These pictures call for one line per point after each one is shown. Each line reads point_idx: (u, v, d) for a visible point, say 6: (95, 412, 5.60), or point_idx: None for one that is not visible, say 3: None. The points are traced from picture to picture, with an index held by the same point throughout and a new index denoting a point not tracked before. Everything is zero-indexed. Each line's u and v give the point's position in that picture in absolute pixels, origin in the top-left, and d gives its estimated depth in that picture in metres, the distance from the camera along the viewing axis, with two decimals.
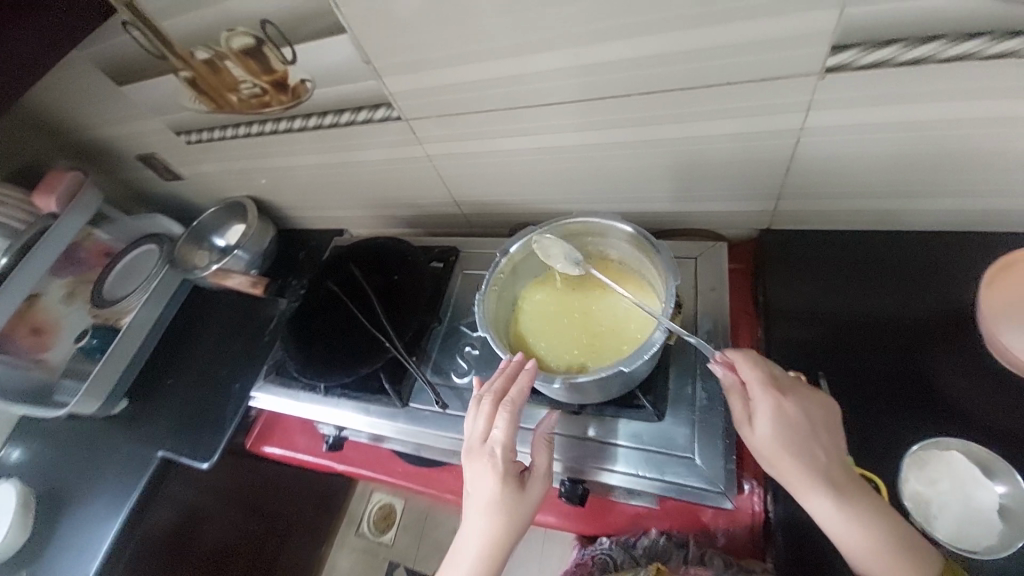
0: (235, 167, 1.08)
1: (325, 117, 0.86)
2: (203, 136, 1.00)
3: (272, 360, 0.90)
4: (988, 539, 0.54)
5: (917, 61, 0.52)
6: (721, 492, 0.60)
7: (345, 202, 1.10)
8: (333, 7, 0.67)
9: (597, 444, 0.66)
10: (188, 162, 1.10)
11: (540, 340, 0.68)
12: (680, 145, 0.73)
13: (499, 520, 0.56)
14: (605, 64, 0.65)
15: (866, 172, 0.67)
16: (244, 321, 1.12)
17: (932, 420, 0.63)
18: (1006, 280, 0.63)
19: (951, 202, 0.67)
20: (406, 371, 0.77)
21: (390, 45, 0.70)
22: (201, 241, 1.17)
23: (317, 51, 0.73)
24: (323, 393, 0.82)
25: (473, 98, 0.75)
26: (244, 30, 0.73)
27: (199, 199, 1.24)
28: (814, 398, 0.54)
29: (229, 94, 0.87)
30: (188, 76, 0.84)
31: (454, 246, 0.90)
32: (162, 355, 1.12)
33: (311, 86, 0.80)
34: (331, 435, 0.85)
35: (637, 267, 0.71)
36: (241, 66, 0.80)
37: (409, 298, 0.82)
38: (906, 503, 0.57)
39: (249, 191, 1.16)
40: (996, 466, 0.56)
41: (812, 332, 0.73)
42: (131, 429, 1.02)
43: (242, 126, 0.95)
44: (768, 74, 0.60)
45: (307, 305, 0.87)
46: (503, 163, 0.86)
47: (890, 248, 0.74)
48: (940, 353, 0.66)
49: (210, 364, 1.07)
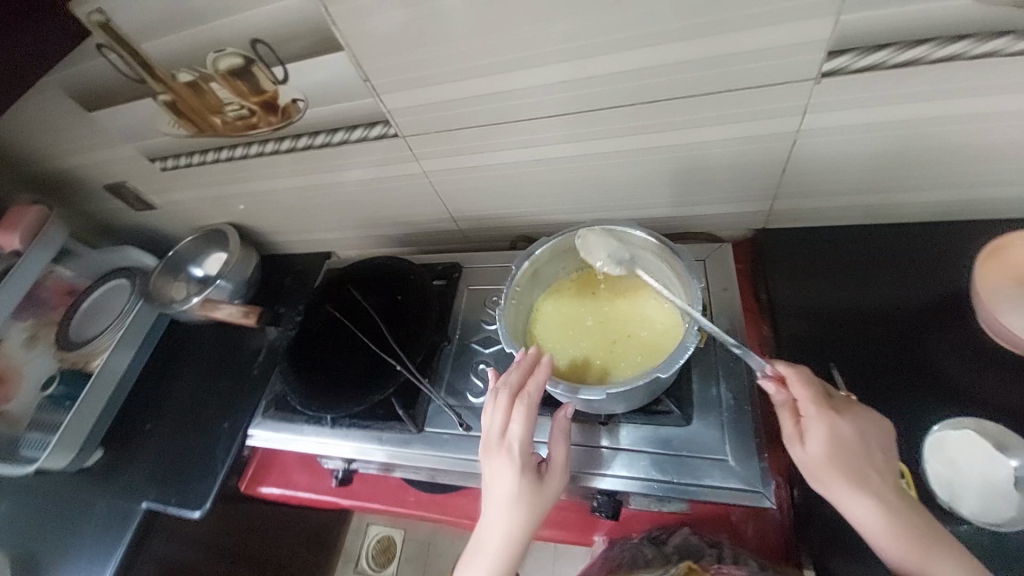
0: (216, 193, 1.03)
1: (317, 137, 0.83)
2: (181, 161, 0.95)
3: (270, 396, 0.86)
4: (1010, 510, 0.55)
5: (910, 62, 0.56)
6: (760, 492, 0.60)
7: (334, 225, 1.06)
8: (330, 25, 0.66)
9: (628, 454, 0.66)
10: (162, 190, 1.05)
11: (565, 351, 0.67)
12: (679, 151, 0.75)
13: (519, 515, 0.55)
14: (608, 75, 0.66)
15: (857, 169, 0.70)
16: (226, 354, 1.05)
17: (945, 403, 0.65)
18: (997, 261, 0.67)
19: (933, 195, 0.72)
20: (418, 394, 0.75)
21: (389, 62, 0.69)
22: (178, 272, 1.11)
23: (312, 69, 0.72)
24: (330, 425, 0.77)
25: (474, 112, 0.75)
26: (233, 51, 0.71)
27: (173, 229, 1.17)
28: (868, 417, 0.54)
29: (212, 117, 0.83)
30: (168, 99, 0.81)
31: (456, 261, 0.88)
32: (137, 399, 1.04)
33: (303, 106, 0.78)
34: (340, 469, 0.81)
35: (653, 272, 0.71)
36: (227, 87, 0.77)
37: (416, 318, 0.79)
38: (932, 484, 0.59)
39: (230, 217, 1.11)
40: (1011, 441, 0.59)
41: (821, 326, 0.75)
42: (108, 481, 0.93)
43: (223, 150, 0.91)
44: (765, 81, 0.62)
45: (305, 334, 0.84)
46: (502, 177, 0.86)
47: (880, 241, 0.78)
48: (943, 338, 0.69)
49: (194, 404, 1.00)
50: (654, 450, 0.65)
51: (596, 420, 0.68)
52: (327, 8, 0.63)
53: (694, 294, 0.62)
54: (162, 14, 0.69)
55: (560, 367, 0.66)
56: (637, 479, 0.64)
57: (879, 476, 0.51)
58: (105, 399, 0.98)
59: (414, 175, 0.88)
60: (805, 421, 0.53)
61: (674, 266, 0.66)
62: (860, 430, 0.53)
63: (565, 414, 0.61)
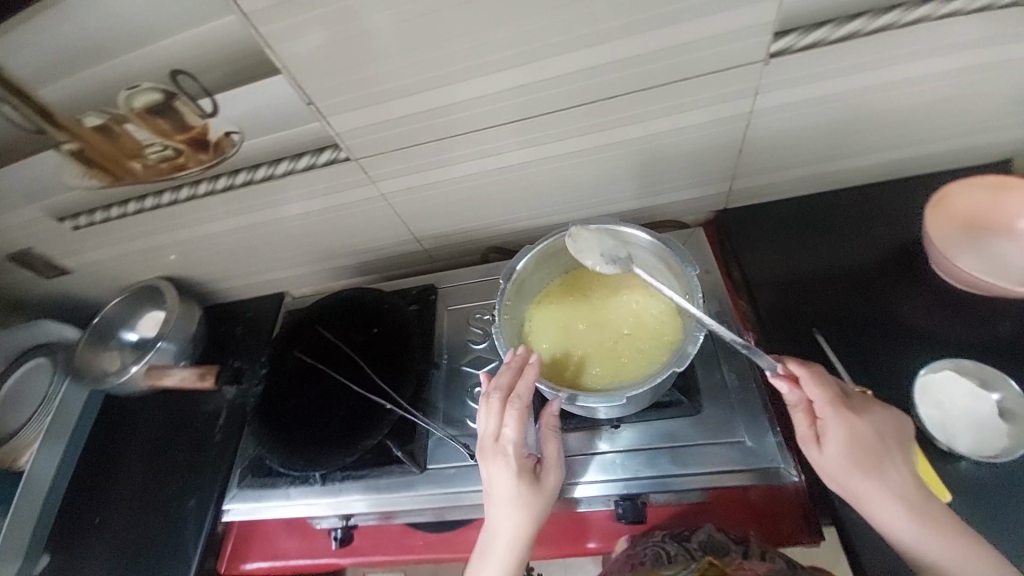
0: (143, 247, 0.92)
1: (258, 170, 0.76)
2: (97, 217, 0.84)
3: (246, 462, 0.78)
4: (1001, 442, 0.60)
5: (847, 37, 0.61)
6: (783, 467, 0.60)
7: (285, 265, 0.97)
8: (264, 47, 0.60)
9: (647, 453, 0.65)
10: (78, 251, 0.92)
11: (570, 359, 0.65)
12: (643, 143, 0.75)
13: (520, 516, 0.57)
14: (568, 75, 0.65)
15: (803, 141, 0.75)
16: (181, 422, 0.93)
17: (919, 351, 0.69)
18: (938, 214, 0.73)
19: (870, 158, 0.79)
20: (414, 430, 0.70)
21: (336, 81, 0.64)
22: (109, 340, 0.98)
23: (246, 97, 0.65)
24: (320, 482, 0.70)
25: (433, 125, 0.71)
26: (150, 85, 0.64)
27: (95, 293, 1.03)
28: (883, 414, 0.55)
29: (130, 162, 0.74)
30: (74, 147, 0.71)
31: (431, 283, 0.84)
32: (78, 492, 0.90)
33: (239, 138, 0.71)
34: (338, 528, 0.73)
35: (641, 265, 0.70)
36: (145, 126, 0.68)
37: (400, 349, 0.75)
38: (928, 427, 0.62)
39: (163, 270, 1.00)
40: (989, 376, 0.63)
41: (798, 293, 0.78)
42: None
43: (148, 198, 0.82)
44: (716, 67, 0.64)
45: (276, 387, 0.77)
46: (466, 190, 0.82)
47: (829, 206, 0.84)
48: (905, 288, 0.74)
49: (149, 486, 0.87)
50: (664, 445, 0.65)
51: (607, 425, 0.67)
52: (259, 29, 0.58)
53: (690, 280, 0.62)
54: (67, 54, 0.63)
55: (569, 376, 0.63)
56: (654, 479, 0.63)
57: (896, 471, 0.53)
58: (42, 497, 0.87)
59: (371, 199, 0.82)
60: (822, 423, 0.55)
61: (669, 262, 0.66)
62: (877, 427, 0.54)
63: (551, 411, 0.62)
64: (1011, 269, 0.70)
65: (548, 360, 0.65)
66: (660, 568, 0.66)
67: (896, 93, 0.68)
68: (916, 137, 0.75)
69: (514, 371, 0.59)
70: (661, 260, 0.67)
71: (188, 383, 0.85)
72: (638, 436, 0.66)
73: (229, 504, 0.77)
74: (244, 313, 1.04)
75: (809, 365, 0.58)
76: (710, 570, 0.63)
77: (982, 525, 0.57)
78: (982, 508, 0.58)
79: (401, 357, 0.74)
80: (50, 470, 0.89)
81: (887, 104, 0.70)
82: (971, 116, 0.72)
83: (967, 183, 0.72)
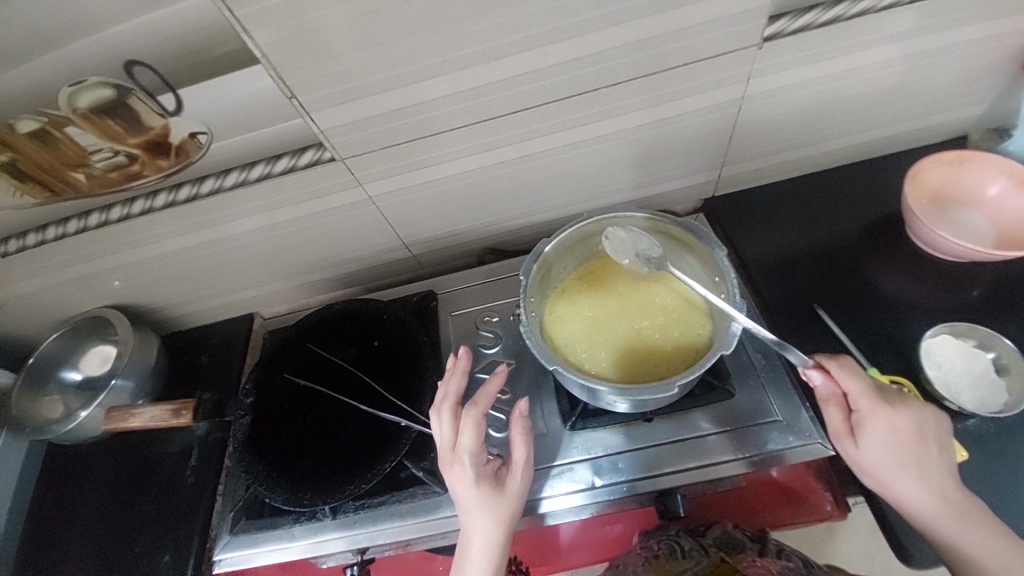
0: (85, 272, 0.80)
1: (227, 177, 0.68)
2: (29, 240, 0.73)
3: (238, 505, 0.70)
4: (1003, 397, 0.64)
5: (834, 19, 0.64)
6: (819, 441, 0.61)
7: (257, 282, 0.88)
8: (240, 32, 0.53)
9: (681, 443, 0.64)
10: (5, 282, 0.79)
11: (603, 353, 0.62)
12: (642, 132, 0.74)
13: (484, 523, 0.56)
14: (574, 61, 0.63)
15: (789, 124, 0.78)
16: (143, 467, 0.81)
17: (911, 321, 0.73)
18: (917, 185, 0.77)
19: (845, 140, 0.83)
20: (432, 445, 0.65)
21: (325, 74, 0.58)
22: (47, 380, 0.86)
23: (217, 93, 0.58)
24: (330, 516, 0.65)
25: (429, 120, 0.66)
26: (99, 80, 0.55)
27: (25, 329, 0.89)
28: (925, 412, 0.55)
29: (71, 173, 0.64)
30: (3, 158, 0.61)
31: (430, 289, 0.80)
32: (22, 560, 0.78)
33: (206, 139, 0.63)
34: (352, 564, 0.66)
35: (664, 246, 0.69)
36: (92, 130, 0.59)
37: (407, 361, 0.70)
38: (938, 389, 0.65)
39: (110, 299, 0.87)
40: (981, 335, 0.68)
41: (796, 270, 0.80)
42: None
43: (92, 214, 0.71)
44: (716, 51, 0.64)
45: (268, 416, 0.69)
46: (460, 188, 0.77)
47: (811, 188, 0.87)
48: (892, 259, 0.78)
49: (111, 547, 0.75)
50: (689, 436, 0.64)
51: (639, 419, 0.65)
52: (232, 11, 0.51)
53: (720, 261, 0.62)
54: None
55: (605, 371, 0.61)
56: (687, 469, 0.63)
57: (935, 468, 0.53)
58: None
59: (357, 203, 0.76)
60: (859, 417, 0.55)
61: (697, 247, 0.65)
62: (916, 423, 0.54)
63: (521, 413, 0.60)
64: (981, 235, 0.75)
65: (575, 356, 0.62)
66: (673, 564, 0.68)
67: (873, 74, 0.72)
68: (887, 117, 0.80)
69: (455, 374, 0.61)
70: (687, 243, 0.66)
71: (161, 423, 0.75)
72: (670, 429, 0.65)
73: (221, 553, 0.68)
74: (209, 340, 0.94)
75: (844, 356, 0.57)
76: (721, 567, 0.65)
77: (991, 477, 0.61)
78: (975, 457, 0.62)
79: (409, 369, 0.69)
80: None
81: (865, 86, 0.74)
82: (936, 94, 0.77)
83: (935, 159, 0.76)
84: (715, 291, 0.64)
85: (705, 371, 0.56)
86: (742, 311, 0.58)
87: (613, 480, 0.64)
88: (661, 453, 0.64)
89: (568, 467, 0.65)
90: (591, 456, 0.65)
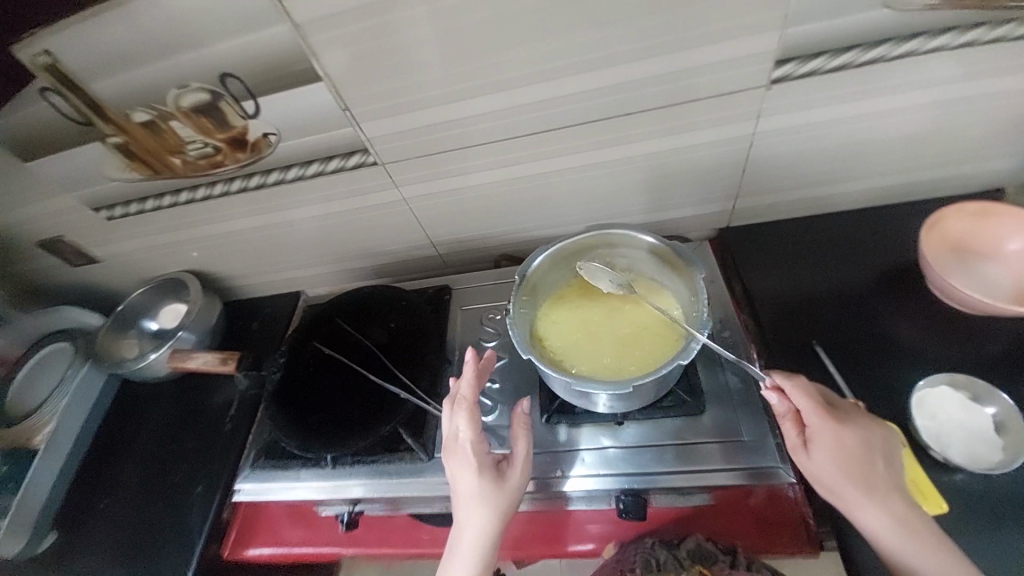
0: (172, 240, 0.96)
1: (289, 171, 0.81)
2: (131, 209, 0.89)
3: (261, 445, 0.82)
4: (996, 456, 0.63)
5: (842, 66, 0.66)
6: (782, 467, 0.64)
7: (303, 263, 1.01)
8: (310, 55, 0.65)
9: (651, 449, 0.68)
10: (109, 242, 0.96)
11: (583, 357, 0.67)
12: (654, 160, 0.80)
13: (481, 514, 0.60)
14: (588, 92, 0.70)
15: (802, 164, 0.80)
16: (195, 407, 0.95)
17: (911, 367, 0.72)
18: (936, 234, 0.76)
19: (863, 184, 0.84)
20: (424, 419, 0.74)
21: (374, 91, 0.69)
22: (129, 327, 1.03)
23: (287, 101, 0.70)
24: (331, 466, 0.74)
25: (457, 135, 0.76)
26: (199, 86, 0.69)
27: (120, 283, 1.07)
28: (871, 426, 0.57)
29: (170, 157, 0.79)
30: (120, 141, 0.76)
31: (446, 284, 0.90)
32: (89, 472, 0.92)
33: (275, 139, 0.76)
34: (343, 513, 0.75)
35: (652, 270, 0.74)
36: (190, 125, 0.74)
37: (415, 344, 0.79)
38: (923, 439, 0.65)
39: (186, 266, 1.03)
40: (981, 390, 0.67)
41: (795, 307, 0.81)
42: (58, 572, 0.82)
43: (182, 193, 0.86)
44: (721, 89, 0.69)
45: (292, 376, 0.80)
46: (482, 196, 0.86)
47: (825, 227, 0.88)
48: (897, 304, 0.78)
49: (159, 470, 0.89)
50: (661, 443, 0.68)
51: (612, 421, 0.71)
52: (306, 38, 0.63)
53: (698, 282, 0.65)
54: None
55: (581, 372, 0.66)
56: (653, 475, 0.66)
57: (880, 480, 0.55)
58: (55, 477, 0.89)
59: (393, 202, 0.86)
60: (810, 431, 0.57)
61: (680, 266, 0.69)
62: (861, 436, 0.56)
63: (522, 410, 0.68)
64: (998, 289, 0.73)
65: (557, 354, 0.68)
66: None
67: (894, 121, 0.73)
68: (911, 163, 0.80)
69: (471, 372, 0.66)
70: (672, 260, 0.70)
71: (210, 368, 0.88)
72: (642, 436, 0.69)
73: (240, 484, 0.79)
74: (261, 310, 1.08)
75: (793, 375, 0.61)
76: None
77: (976, 539, 0.60)
78: (953, 511, 0.61)
79: (415, 350, 0.79)
80: (65, 448, 0.91)
81: (883, 132, 0.75)
82: (964, 145, 0.76)
83: (957, 209, 0.75)
84: (693, 309, 0.68)
85: (661, 378, 0.61)
86: (704, 327, 0.62)
87: (580, 473, 0.69)
88: (631, 457, 0.68)
89: (545, 456, 0.71)
90: (562, 449, 0.71)
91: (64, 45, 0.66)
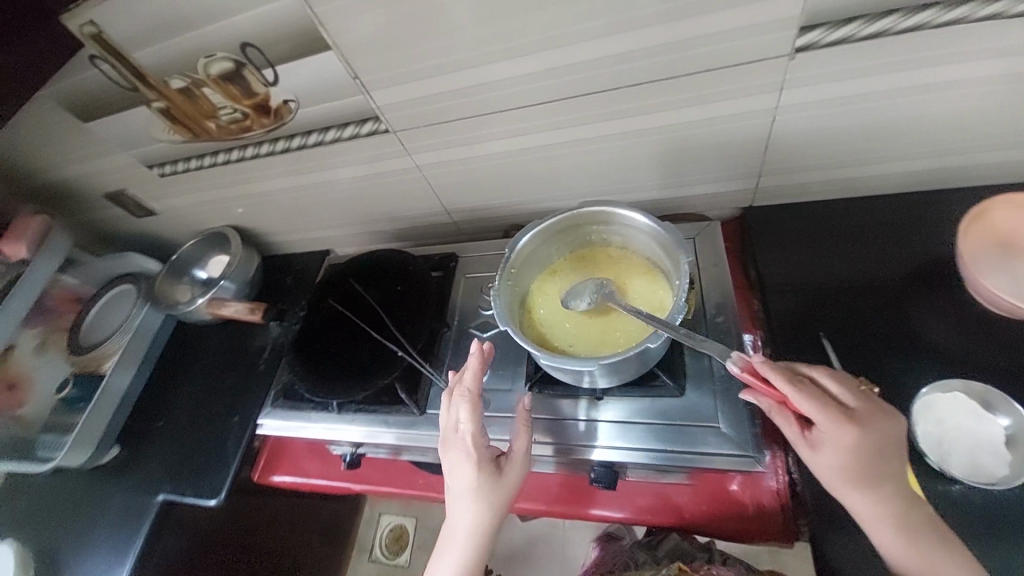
0: (214, 197, 1.05)
1: (310, 136, 0.85)
2: (177, 167, 0.97)
3: (279, 387, 0.91)
4: (1003, 471, 0.59)
5: (877, 34, 0.58)
6: (752, 456, 0.65)
7: (329, 224, 1.08)
8: (318, 25, 0.67)
9: (626, 424, 0.71)
10: (162, 196, 1.07)
11: (563, 334, 0.70)
12: (667, 134, 0.76)
13: (476, 508, 0.63)
14: (592, 62, 0.67)
15: (832, 143, 0.74)
16: (234, 349, 1.07)
17: (925, 368, 0.67)
18: (978, 227, 0.69)
19: (905, 166, 0.76)
20: (419, 377, 0.79)
21: (380, 60, 0.71)
22: (182, 275, 1.15)
23: (301, 69, 0.73)
24: (336, 411, 0.82)
25: (463, 105, 0.76)
26: (224, 55, 0.74)
27: (175, 233, 1.20)
28: (891, 425, 0.54)
29: (206, 121, 0.85)
30: (161, 106, 0.83)
31: (454, 252, 0.93)
32: (150, 397, 1.07)
33: (295, 106, 0.80)
34: (347, 452, 0.84)
35: (643, 249, 0.73)
36: (220, 92, 0.79)
37: (417, 307, 0.84)
38: (919, 444, 0.62)
39: (228, 221, 1.13)
40: (996, 399, 0.62)
41: (805, 296, 0.77)
42: (123, 476, 0.98)
43: (219, 154, 0.93)
44: (737, 59, 0.64)
45: (308, 329, 0.88)
46: (491, 167, 0.87)
47: (854, 211, 0.82)
48: (922, 299, 0.72)
49: (204, 401, 1.02)
50: (638, 421, 0.70)
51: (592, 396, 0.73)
52: (313, 8, 0.65)
53: (681, 266, 0.64)
54: None
55: (559, 348, 0.68)
56: (625, 449, 0.69)
57: (885, 479, 0.54)
58: (121, 397, 1.04)
59: (406, 169, 0.89)
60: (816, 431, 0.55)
61: (669, 249, 0.67)
62: (877, 440, 0.53)
63: (525, 407, 0.69)
64: None
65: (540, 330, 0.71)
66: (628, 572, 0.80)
67: (943, 97, 0.65)
68: (964, 145, 0.71)
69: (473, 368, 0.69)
70: (663, 243, 0.69)
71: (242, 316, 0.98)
72: (619, 411, 0.72)
73: (264, 419, 0.89)
74: (293, 265, 1.17)
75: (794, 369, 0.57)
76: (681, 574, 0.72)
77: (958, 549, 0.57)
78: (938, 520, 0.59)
79: (417, 313, 0.84)
80: (130, 372, 1.06)
81: (930, 109, 0.66)
82: None
83: (1009, 200, 0.68)
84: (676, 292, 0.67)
85: (630, 358, 0.62)
86: (678, 311, 0.61)
87: (558, 440, 0.72)
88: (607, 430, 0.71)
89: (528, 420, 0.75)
90: (542, 416, 0.75)
91: (106, 16, 0.72)
